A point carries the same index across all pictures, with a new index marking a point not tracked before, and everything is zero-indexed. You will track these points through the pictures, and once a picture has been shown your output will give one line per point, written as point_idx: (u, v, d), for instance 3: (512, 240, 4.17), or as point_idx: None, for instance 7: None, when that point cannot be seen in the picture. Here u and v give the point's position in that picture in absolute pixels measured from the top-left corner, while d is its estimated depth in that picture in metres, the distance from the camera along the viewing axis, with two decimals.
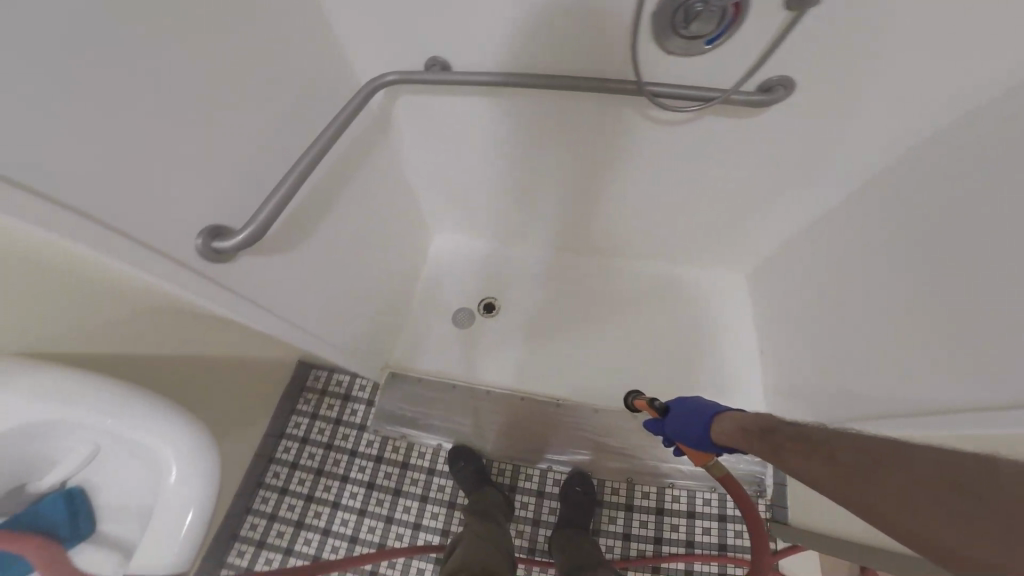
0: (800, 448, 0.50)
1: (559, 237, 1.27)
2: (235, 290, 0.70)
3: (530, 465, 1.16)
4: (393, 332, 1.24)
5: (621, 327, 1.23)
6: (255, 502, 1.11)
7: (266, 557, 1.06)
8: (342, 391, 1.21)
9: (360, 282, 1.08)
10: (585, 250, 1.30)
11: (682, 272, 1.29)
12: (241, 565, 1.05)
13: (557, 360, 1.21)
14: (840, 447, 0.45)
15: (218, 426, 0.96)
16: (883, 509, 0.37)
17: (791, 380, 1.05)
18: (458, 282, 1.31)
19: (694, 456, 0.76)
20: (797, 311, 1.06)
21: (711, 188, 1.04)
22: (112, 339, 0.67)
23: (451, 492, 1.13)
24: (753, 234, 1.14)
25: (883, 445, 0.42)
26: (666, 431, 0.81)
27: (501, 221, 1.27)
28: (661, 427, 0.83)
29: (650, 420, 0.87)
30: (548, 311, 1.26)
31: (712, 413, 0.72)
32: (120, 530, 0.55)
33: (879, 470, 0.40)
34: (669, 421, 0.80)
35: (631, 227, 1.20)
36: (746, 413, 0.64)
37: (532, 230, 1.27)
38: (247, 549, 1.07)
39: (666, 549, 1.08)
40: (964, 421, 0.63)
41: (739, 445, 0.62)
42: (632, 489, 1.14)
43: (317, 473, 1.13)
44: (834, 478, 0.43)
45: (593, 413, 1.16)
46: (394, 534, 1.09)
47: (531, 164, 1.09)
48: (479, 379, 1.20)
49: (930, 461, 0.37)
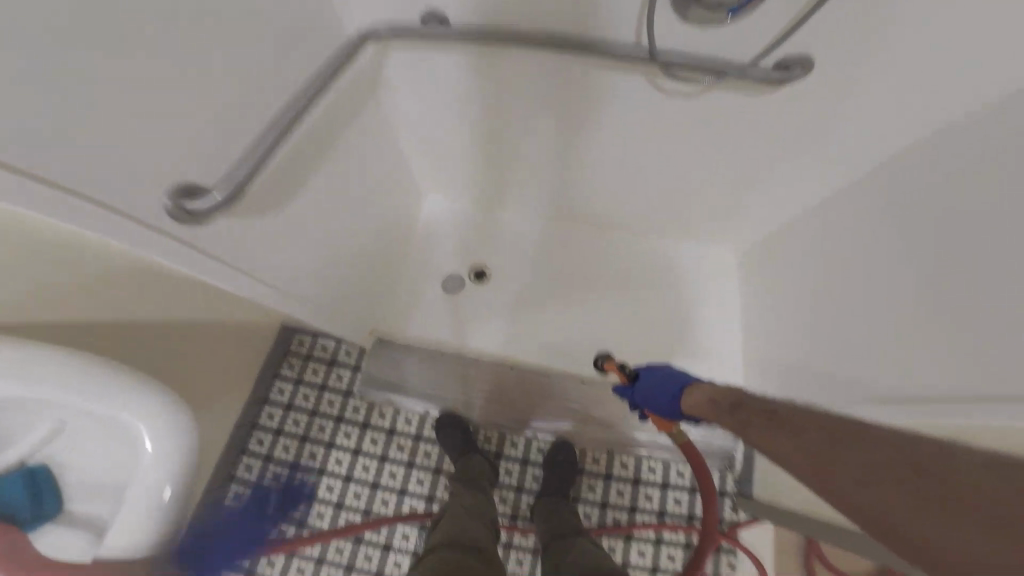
0: (767, 422, 0.50)
1: (553, 205, 1.23)
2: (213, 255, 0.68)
3: (517, 432, 1.19)
4: (384, 293, 1.21)
5: (613, 301, 1.23)
6: (239, 471, 1.10)
7: (251, 523, 1.08)
8: (327, 356, 1.20)
9: (345, 243, 1.04)
10: (579, 218, 1.26)
11: (676, 247, 1.27)
12: (225, 532, 1.07)
13: (542, 330, 1.21)
14: (810, 425, 0.47)
15: (209, 395, 0.93)
16: (868, 496, 0.38)
17: (770, 360, 1.07)
18: (449, 247, 1.27)
19: (658, 424, 0.79)
20: (783, 294, 1.06)
21: (716, 155, 0.99)
22: (97, 307, 0.64)
23: (437, 458, 1.15)
24: (750, 215, 1.12)
25: (848, 428, 0.44)
26: (633, 398, 0.81)
27: (497, 187, 1.22)
28: (627, 393, 0.83)
29: (616, 385, 0.87)
30: (540, 282, 1.24)
31: (685, 382, 0.73)
32: (90, 510, 0.55)
33: (855, 450, 0.42)
34: (638, 391, 0.80)
35: (630, 198, 1.17)
36: (713, 386, 0.65)
37: (527, 196, 1.23)
38: (232, 516, 1.08)
39: (639, 518, 1.13)
40: (952, 408, 0.64)
41: (704, 415, 0.64)
42: (612, 459, 1.18)
43: (302, 439, 1.14)
44: (811, 459, 0.43)
45: (580, 385, 1.17)
46: (379, 500, 1.11)
47: (533, 125, 1.02)
48: (469, 347, 1.19)
49: (903, 442, 0.40)
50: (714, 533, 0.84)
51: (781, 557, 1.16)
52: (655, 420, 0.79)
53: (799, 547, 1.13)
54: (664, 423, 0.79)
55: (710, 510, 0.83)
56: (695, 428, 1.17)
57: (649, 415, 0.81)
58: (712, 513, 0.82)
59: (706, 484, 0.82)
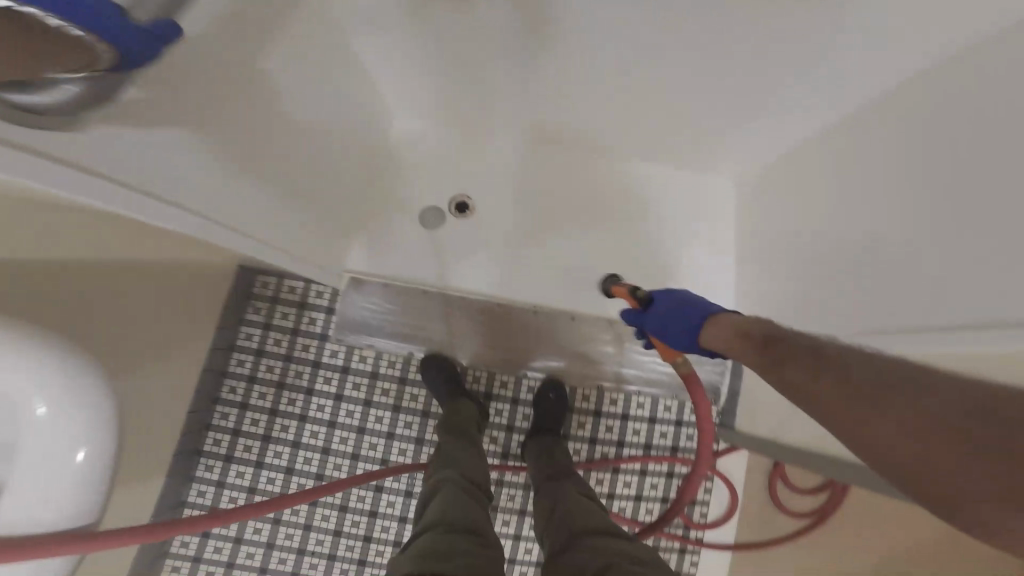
0: (807, 362, 0.51)
1: (535, 123, 1.09)
2: (155, 194, 0.58)
3: (507, 372, 1.16)
4: (357, 225, 1.10)
5: (604, 236, 1.15)
6: (215, 418, 1.05)
7: (236, 470, 1.05)
8: (296, 299, 1.10)
9: (303, 164, 0.90)
10: (560, 138, 1.13)
11: (670, 171, 1.17)
12: (212, 478, 1.04)
13: (527, 263, 1.13)
14: (854, 365, 0.47)
15: (159, 349, 0.86)
16: (892, 435, 0.41)
17: (760, 299, 1.03)
18: (426, 173, 1.14)
19: (663, 351, 0.78)
20: (779, 228, 1.00)
21: (728, 91, 0.92)
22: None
23: (424, 400, 1.11)
24: (757, 141, 1.02)
25: (890, 368, 0.45)
26: (644, 325, 0.79)
27: (474, 107, 1.07)
28: (638, 319, 0.81)
29: (626, 310, 0.85)
30: (525, 215, 1.14)
31: (706, 312, 0.71)
32: None
33: (890, 394, 0.43)
34: (654, 314, 0.77)
35: (626, 120, 1.04)
36: (744, 319, 0.63)
37: (512, 114, 1.08)
38: (216, 463, 1.05)
39: (626, 451, 1.16)
40: (952, 339, 0.61)
41: (727, 348, 0.63)
42: (601, 396, 1.17)
43: (278, 386, 1.08)
44: (839, 399, 0.46)
45: (570, 320, 1.14)
46: (368, 444, 1.09)
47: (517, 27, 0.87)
48: (452, 285, 1.12)
49: (949, 388, 0.41)
50: (702, 468, 0.85)
51: (754, 478, 1.22)
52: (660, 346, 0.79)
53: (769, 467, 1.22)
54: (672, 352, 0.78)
55: (704, 446, 0.83)
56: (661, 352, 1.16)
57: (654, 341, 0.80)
58: (705, 450, 0.82)
59: (705, 420, 0.80)
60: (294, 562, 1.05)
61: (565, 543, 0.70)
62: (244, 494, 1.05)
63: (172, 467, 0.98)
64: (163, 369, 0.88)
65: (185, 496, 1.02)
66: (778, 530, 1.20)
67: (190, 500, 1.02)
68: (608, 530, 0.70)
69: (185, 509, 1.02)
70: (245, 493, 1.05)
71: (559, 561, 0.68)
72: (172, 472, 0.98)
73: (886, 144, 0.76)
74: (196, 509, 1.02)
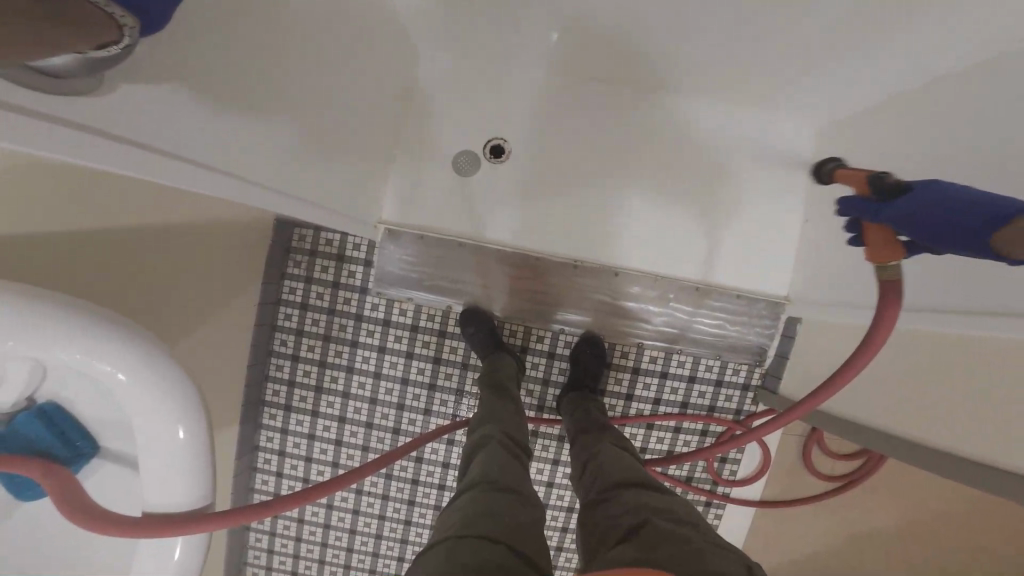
0: None
1: (565, 61, 0.98)
2: (182, 159, 0.50)
3: (543, 326, 1.13)
4: (388, 176, 1.06)
5: (647, 196, 1.07)
6: (272, 370, 1.11)
7: (296, 417, 1.12)
8: (335, 252, 1.10)
9: (342, 118, 0.83)
10: (598, 81, 1.02)
11: (721, 125, 1.03)
12: (275, 425, 1.12)
13: (567, 218, 1.08)
14: None
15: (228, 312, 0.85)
16: None
17: (817, 262, 0.98)
18: (465, 114, 1.05)
19: (873, 249, 0.52)
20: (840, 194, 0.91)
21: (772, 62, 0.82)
22: None
23: (464, 353, 1.12)
24: (784, 115, 0.98)
25: None
26: (882, 220, 0.50)
27: (502, 53, 1.00)
28: (871, 214, 0.51)
29: (851, 198, 0.55)
30: (565, 163, 1.06)
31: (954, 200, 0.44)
32: (121, 448, 0.59)
33: None
34: (895, 212, 0.48)
35: (664, 69, 0.93)
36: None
37: (521, 90, 1.04)
38: (277, 412, 1.12)
39: (662, 409, 1.15)
40: (994, 322, 0.61)
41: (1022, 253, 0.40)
42: (641, 354, 1.14)
43: (325, 339, 1.10)
44: None
45: (614, 277, 1.10)
46: (412, 394, 1.12)
47: (508, 11, 0.89)
48: (486, 238, 1.08)
49: None
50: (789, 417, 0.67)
51: (787, 439, 1.19)
52: (874, 238, 0.52)
53: (807, 430, 1.17)
54: (888, 245, 0.51)
55: (828, 388, 0.60)
56: (700, 310, 1.10)
57: (867, 227, 0.53)
58: (823, 391, 0.60)
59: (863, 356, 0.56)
60: (354, 501, 1.14)
61: (596, 497, 0.68)
62: (305, 440, 1.12)
63: (241, 417, 1.07)
64: (189, 344, 0.87)
65: (258, 441, 1.12)
66: (808, 489, 1.19)
67: (262, 444, 1.12)
68: (643, 484, 0.68)
69: (259, 452, 1.13)
70: (305, 440, 1.12)
71: (588, 516, 0.66)
72: (242, 420, 1.08)
73: (884, 139, 0.77)
74: (267, 452, 1.13)
